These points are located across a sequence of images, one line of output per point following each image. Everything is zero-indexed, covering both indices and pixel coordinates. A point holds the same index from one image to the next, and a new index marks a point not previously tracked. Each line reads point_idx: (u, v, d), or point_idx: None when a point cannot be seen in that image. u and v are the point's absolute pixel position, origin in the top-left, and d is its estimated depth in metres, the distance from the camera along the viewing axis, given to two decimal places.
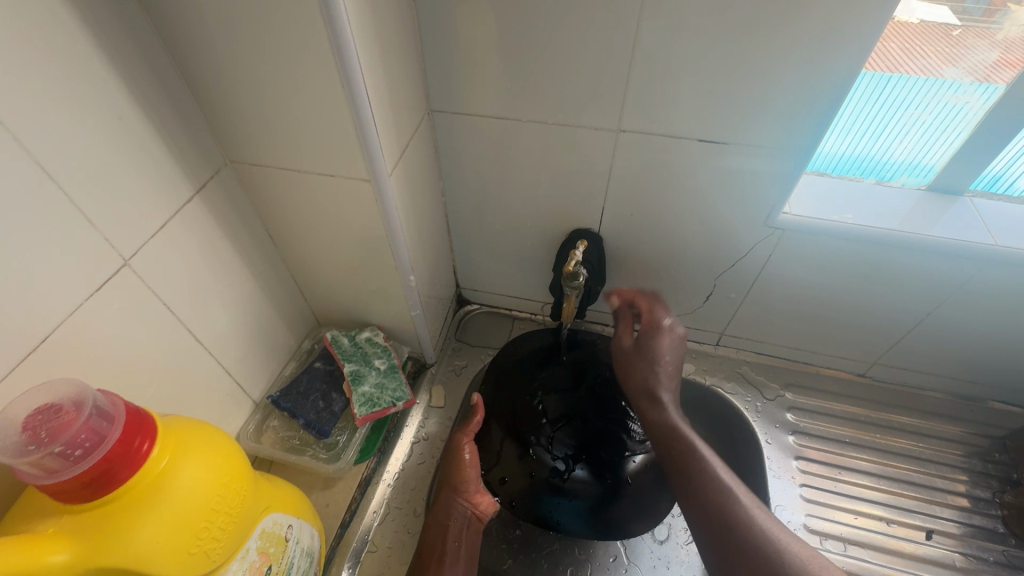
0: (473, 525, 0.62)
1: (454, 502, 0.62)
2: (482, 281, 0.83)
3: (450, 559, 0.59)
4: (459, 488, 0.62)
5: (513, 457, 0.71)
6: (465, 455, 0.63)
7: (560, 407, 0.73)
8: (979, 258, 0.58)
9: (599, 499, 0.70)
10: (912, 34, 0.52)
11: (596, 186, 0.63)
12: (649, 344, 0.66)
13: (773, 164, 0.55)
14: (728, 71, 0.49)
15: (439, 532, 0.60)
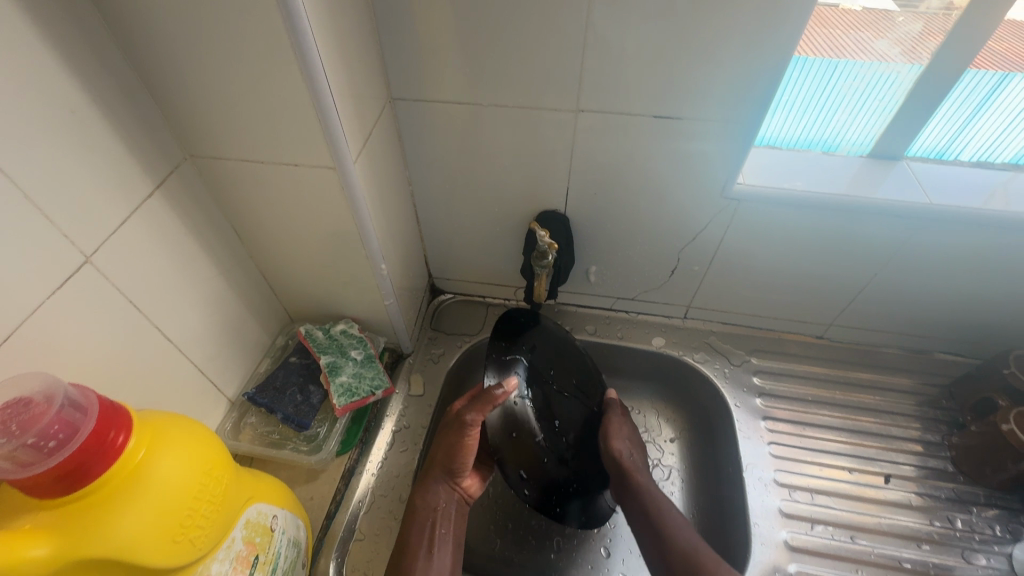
0: (460, 508, 0.63)
1: (447, 484, 0.62)
2: (454, 270, 0.84)
3: (439, 541, 0.59)
4: (455, 471, 0.62)
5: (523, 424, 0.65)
6: (473, 437, 0.61)
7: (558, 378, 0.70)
8: (917, 216, 0.62)
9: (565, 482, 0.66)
10: (856, 21, 0.57)
11: (559, 167, 0.64)
12: (625, 446, 0.66)
13: (727, 135, 0.58)
14: (678, 47, 0.51)
15: (431, 515, 0.59)
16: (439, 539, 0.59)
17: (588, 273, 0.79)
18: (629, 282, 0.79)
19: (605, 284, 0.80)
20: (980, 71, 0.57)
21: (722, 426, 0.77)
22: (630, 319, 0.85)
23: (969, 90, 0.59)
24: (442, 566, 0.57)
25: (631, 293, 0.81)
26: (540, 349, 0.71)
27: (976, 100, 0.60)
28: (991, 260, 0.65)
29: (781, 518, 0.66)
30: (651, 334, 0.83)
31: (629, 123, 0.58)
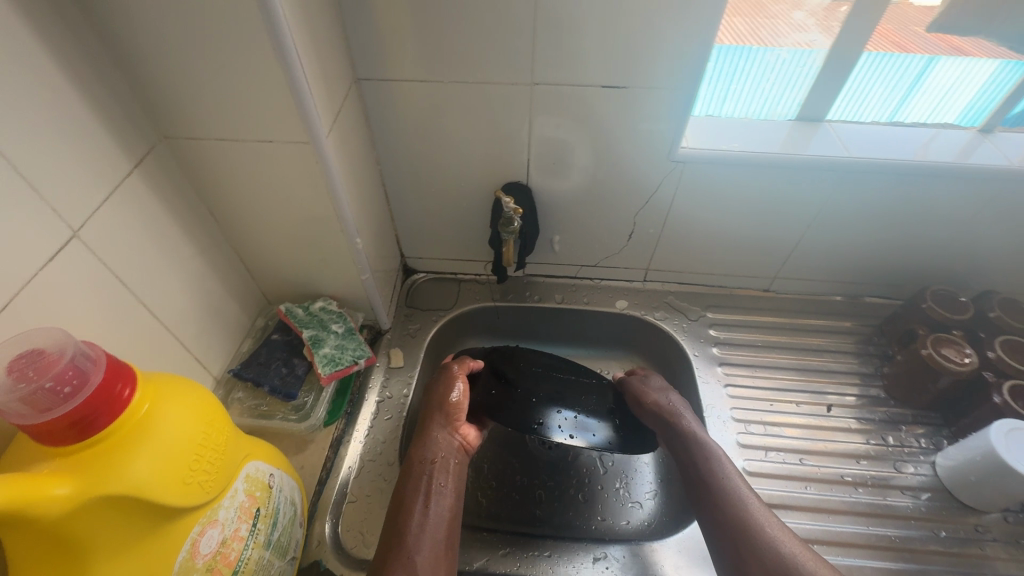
0: (461, 459, 0.63)
1: (442, 436, 0.64)
2: (425, 248, 0.88)
3: (437, 492, 0.59)
4: (446, 420, 0.65)
5: (499, 387, 0.69)
6: (455, 388, 0.68)
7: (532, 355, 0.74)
8: (840, 168, 0.69)
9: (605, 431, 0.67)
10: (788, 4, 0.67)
11: (521, 140, 0.69)
12: (661, 396, 0.69)
13: (672, 101, 0.63)
14: (621, 21, 0.56)
15: (427, 466, 0.60)
16: (437, 489, 0.59)
17: (553, 242, 0.84)
18: (592, 249, 0.85)
19: (570, 252, 0.86)
20: (874, 53, 0.67)
21: (684, 376, 0.83)
22: (595, 286, 0.90)
23: (869, 67, 0.69)
24: (440, 515, 0.56)
25: (595, 260, 0.87)
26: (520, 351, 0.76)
27: (877, 75, 0.70)
28: (905, 205, 0.74)
29: (739, 450, 0.73)
30: (615, 298, 0.89)
31: (583, 94, 0.63)
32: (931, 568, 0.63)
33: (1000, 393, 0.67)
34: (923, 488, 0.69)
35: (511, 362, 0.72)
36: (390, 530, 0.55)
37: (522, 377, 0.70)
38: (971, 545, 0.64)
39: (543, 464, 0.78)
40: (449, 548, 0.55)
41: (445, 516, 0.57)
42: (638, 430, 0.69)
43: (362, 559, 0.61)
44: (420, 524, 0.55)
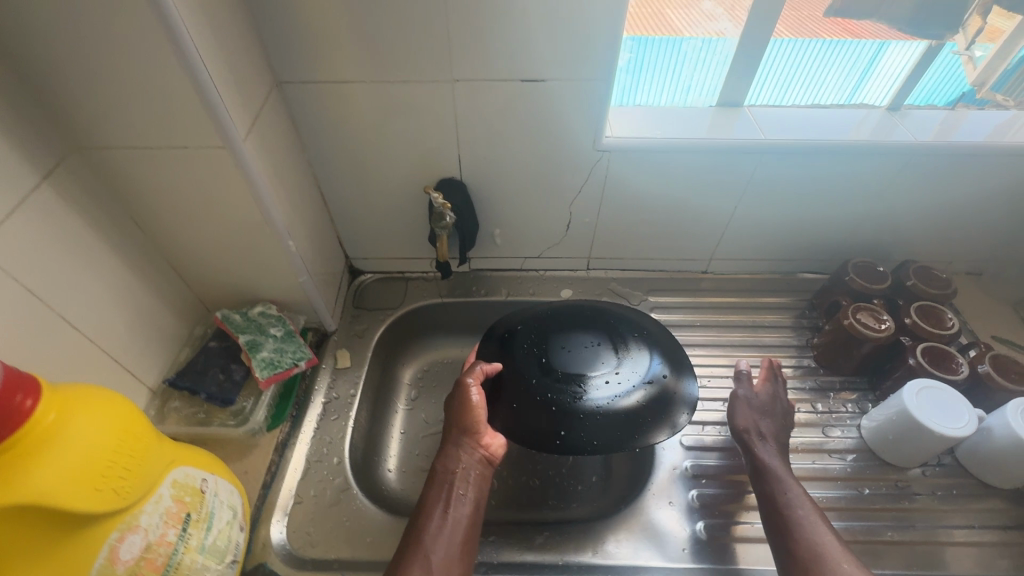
0: (482, 470, 0.65)
1: (465, 447, 0.66)
2: (369, 249, 0.88)
3: (457, 500, 0.61)
4: (469, 432, 0.66)
5: (520, 397, 0.67)
6: (473, 396, 0.67)
7: (559, 340, 0.72)
8: (757, 151, 0.72)
9: (635, 412, 0.65)
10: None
11: (449, 137, 0.70)
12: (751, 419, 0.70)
13: (591, 93, 0.65)
14: (531, 15, 0.58)
15: (449, 476, 0.63)
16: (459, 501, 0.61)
17: (494, 236, 0.86)
18: (533, 242, 0.87)
19: (511, 244, 0.87)
20: (783, 39, 0.70)
21: None
22: (540, 277, 0.92)
23: (780, 53, 0.72)
24: (458, 522, 0.59)
25: (537, 252, 0.89)
26: (546, 322, 0.75)
27: (788, 62, 0.74)
28: (822, 183, 0.78)
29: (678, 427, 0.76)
30: (559, 288, 0.91)
31: (504, 89, 0.65)
32: (857, 525, 0.66)
33: (914, 355, 0.71)
34: (850, 449, 0.73)
35: (531, 359, 0.70)
36: (410, 534, 0.58)
37: (543, 377, 0.68)
38: (893, 499, 0.68)
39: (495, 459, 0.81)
40: (464, 553, 0.57)
41: (463, 524, 0.59)
42: (673, 392, 0.68)
43: (308, 559, 0.61)
44: (439, 528, 0.58)
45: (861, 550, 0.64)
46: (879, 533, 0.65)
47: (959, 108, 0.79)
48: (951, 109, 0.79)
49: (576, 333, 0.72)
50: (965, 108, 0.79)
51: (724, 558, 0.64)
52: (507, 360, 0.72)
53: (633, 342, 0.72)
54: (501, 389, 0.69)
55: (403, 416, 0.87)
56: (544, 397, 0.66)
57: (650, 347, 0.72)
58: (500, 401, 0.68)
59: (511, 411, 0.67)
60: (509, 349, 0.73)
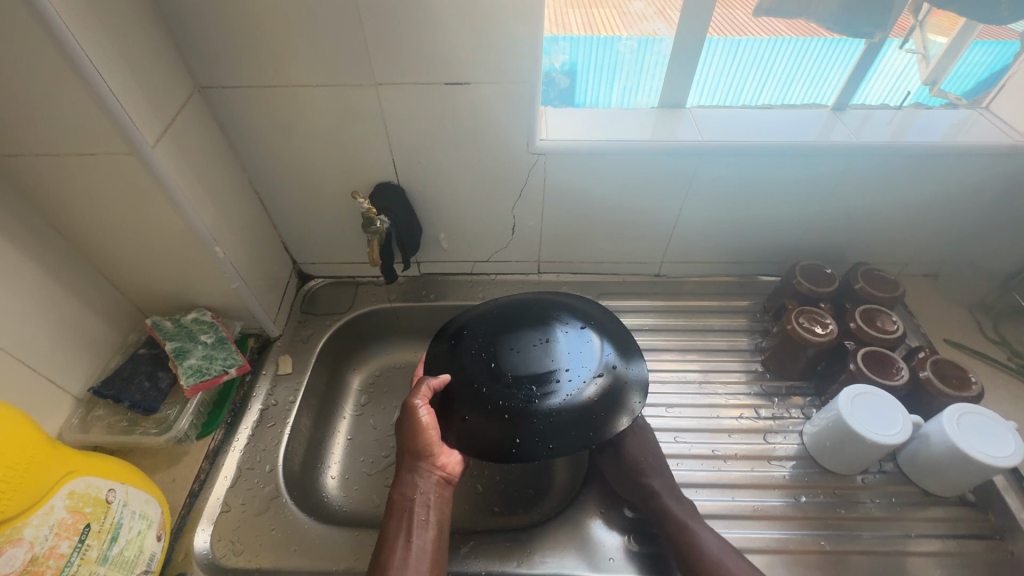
0: (441, 492, 0.63)
1: (421, 471, 0.63)
2: (316, 254, 0.88)
3: (420, 527, 0.59)
4: (422, 455, 0.63)
5: (471, 409, 0.62)
6: (425, 416, 0.63)
7: (507, 342, 0.67)
8: (695, 153, 0.71)
9: (592, 409, 0.61)
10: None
11: (381, 141, 0.70)
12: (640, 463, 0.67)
13: (517, 95, 0.64)
14: (449, 17, 0.57)
15: (406, 504, 0.61)
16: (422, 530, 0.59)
17: (439, 240, 0.85)
18: (479, 245, 0.86)
19: (458, 248, 0.87)
20: (718, 38, 0.69)
21: None
22: (491, 281, 0.92)
23: (717, 55, 0.71)
24: (424, 550, 0.57)
25: (485, 255, 0.88)
26: (491, 322, 0.70)
27: (728, 65, 0.73)
28: (766, 186, 0.76)
29: None
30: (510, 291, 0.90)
31: (429, 92, 0.64)
32: (792, 534, 0.65)
33: (854, 360, 0.70)
34: (791, 456, 0.72)
35: (480, 365, 0.65)
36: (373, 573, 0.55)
37: (493, 383, 0.63)
38: (831, 507, 0.67)
39: None
40: None
41: (428, 552, 0.57)
42: (624, 382, 0.64)
43: (229, 568, 0.61)
44: (403, 561, 0.56)
45: (794, 560, 0.63)
46: (814, 541, 0.64)
47: (911, 108, 0.77)
48: (896, 108, 0.77)
49: (524, 332, 0.68)
50: (910, 108, 0.77)
51: (648, 569, 0.62)
52: (456, 368, 0.66)
53: (582, 335, 0.67)
54: (452, 402, 0.64)
55: (349, 422, 0.86)
56: (496, 405, 0.61)
57: (598, 337, 0.67)
58: (452, 414, 0.63)
59: (464, 424, 0.62)
60: (456, 356, 0.68)
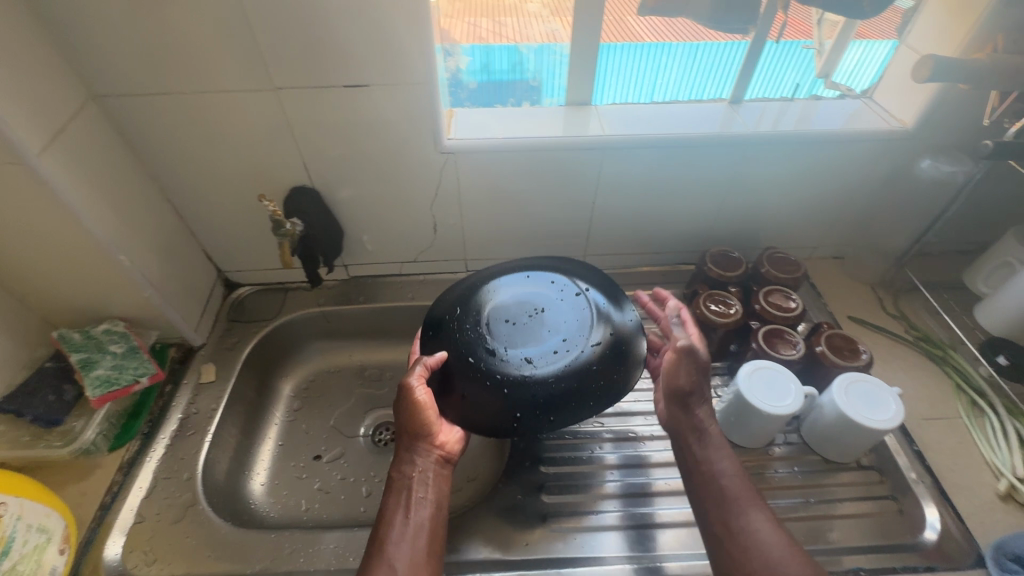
0: (440, 470, 0.61)
1: (419, 450, 0.60)
2: (241, 261, 0.88)
3: (418, 503, 0.57)
4: (421, 434, 0.61)
5: (470, 388, 0.60)
6: (421, 394, 0.61)
7: (501, 313, 0.64)
8: (598, 147, 0.74)
9: (593, 375, 0.60)
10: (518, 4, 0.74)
11: (289, 144, 0.71)
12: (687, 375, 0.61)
13: (417, 96, 0.66)
14: (341, 19, 0.59)
15: (405, 482, 0.58)
16: (420, 506, 0.56)
17: (364, 242, 0.86)
18: (404, 246, 0.87)
19: (384, 249, 0.88)
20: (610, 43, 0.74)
21: None
22: (420, 281, 0.93)
23: (613, 55, 0.76)
24: (422, 526, 0.55)
25: (411, 256, 0.90)
26: (484, 288, 0.68)
27: (625, 64, 0.77)
28: (672, 177, 0.79)
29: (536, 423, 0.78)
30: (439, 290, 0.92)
31: (329, 96, 0.66)
32: None
33: (755, 338, 0.73)
34: None
35: (476, 340, 0.63)
36: (370, 549, 0.54)
37: (491, 358, 0.61)
38: None
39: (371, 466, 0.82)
40: (432, 557, 0.54)
41: (426, 528, 0.55)
42: (626, 344, 0.63)
43: None
44: (400, 536, 0.54)
45: None
46: None
47: (810, 98, 0.80)
48: (789, 100, 0.80)
49: (520, 300, 0.65)
50: (802, 100, 0.80)
51: (629, 547, 0.64)
52: (451, 345, 0.64)
53: (579, 301, 0.65)
54: (450, 378, 0.62)
55: (280, 427, 0.86)
56: (497, 380, 0.60)
57: (599, 301, 0.65)
58: (451, 392, 0.61)
59: (465, 401, 0.60)
60: (450, 331, 0.65)
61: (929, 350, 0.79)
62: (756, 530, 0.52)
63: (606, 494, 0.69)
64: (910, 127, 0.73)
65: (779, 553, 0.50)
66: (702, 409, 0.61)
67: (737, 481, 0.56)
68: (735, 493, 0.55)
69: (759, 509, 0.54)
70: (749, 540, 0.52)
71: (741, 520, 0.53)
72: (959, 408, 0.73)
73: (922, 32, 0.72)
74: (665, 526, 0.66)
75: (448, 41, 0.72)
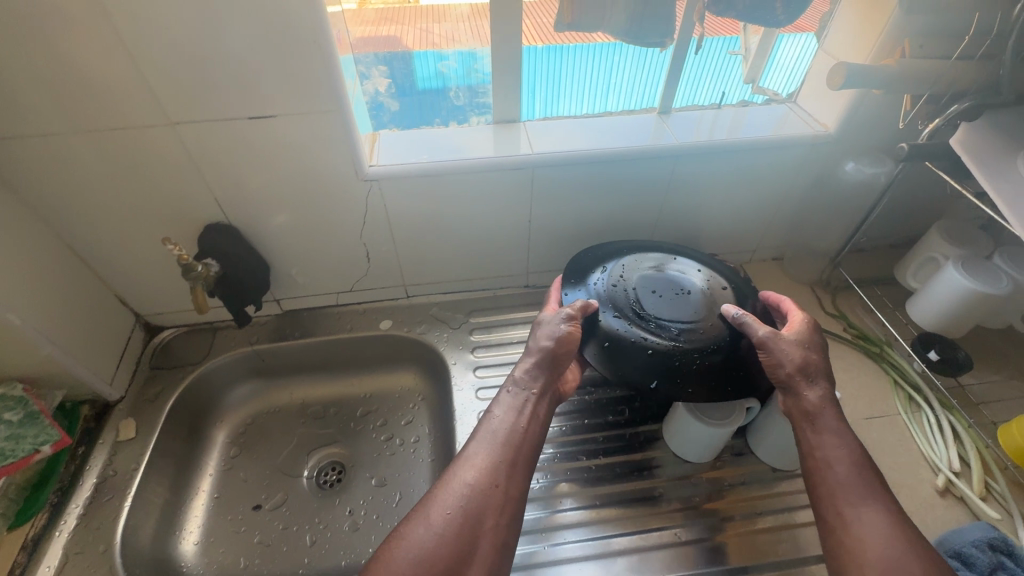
0: (552, 396, 0.66)
1: (548, 371, 0.65)
2: (161, 304, 0.82)
3: (529, 413, 0.63)
4: (557, 359, 0.65)
5: (614, 343, 0.66)
6: (567, 328, 0.66)
7: (649, 285, 0.71)
8: (527, 167, 0.72)
9: (728, 360, 0.65)
10: (436, 15, 0.70)
11: (198, 181, 0.66)
12: (789, 357, 0.62)
13: (331, 126, 0.63)
14: (232, 48, 0.55)
15: (526, 388, 0.64)
16: (527, 425, 0.62)
17: (294, 275, 0.82)
18: (337, 277, 0.84)
19: (316, 281, 0.84)
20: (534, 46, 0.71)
21: (443, 389, 0.85)
22: (359, 310, 0.90)
23: (539, 68, 0.73)
24: (526, 432, 0.62)
25: (347, 286, 0.86)
26: (625, 266, 0.75)
27: (549, 74, 0.75)
28: (606, 191, 0.78)
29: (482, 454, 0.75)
30: (379, 319, 0.89)
31: (235, 129, 0.61)
32: (654, 531, 0.66)
33: None
34: (654, 452, 0.74)
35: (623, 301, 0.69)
36: (479, 423, 0.63)
37: (636, 320, 0.67)
38: (691, 498, 0.69)
39: (315, 513, 0.78)
40: (526, 458, 0.61)
41: (528, 435, 0.62)
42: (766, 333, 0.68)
43: None
44: (504, 427, 0.62)
45: (655, 555, 0.64)
46: (671, 535, 0.66)
47: (738, 105, 0.80)
48: (717, 108, 0.80)
49: (665, 280, 0.73)
50: (730, 107, 0.80)
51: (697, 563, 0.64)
52: (600, 298, 0.70)
53: (722, 296, 0.71)
54: (590, 329, 0.68)
55: (214, 478, 0.80)
56: (641, 346, 0.65)
57: (740, 299, 0.71)
58: (598, 340, 0.67)
59: (608, 353, 0.66)
60: (596, 287, 0.71)
61: (865, 347, 0.80)
62: (868, 524, 0.53)
63: (654, 512, 0.68)
64: (832, 130, 0.74)
65: (892, 554, 0.50)
66: (810, 393, 0.60)
67: (849, 469, 0.56)
68: (848, 483, 0.56)
69: (872, 497, 0.54)
70: (861, 530, 0.53)
71: (853, 508, 0.54)
72: (896, 404, 0.74)
73: (838, 36, 0.72)
74: (638, 550, 0.65)
75: (363, 63, 0.70)
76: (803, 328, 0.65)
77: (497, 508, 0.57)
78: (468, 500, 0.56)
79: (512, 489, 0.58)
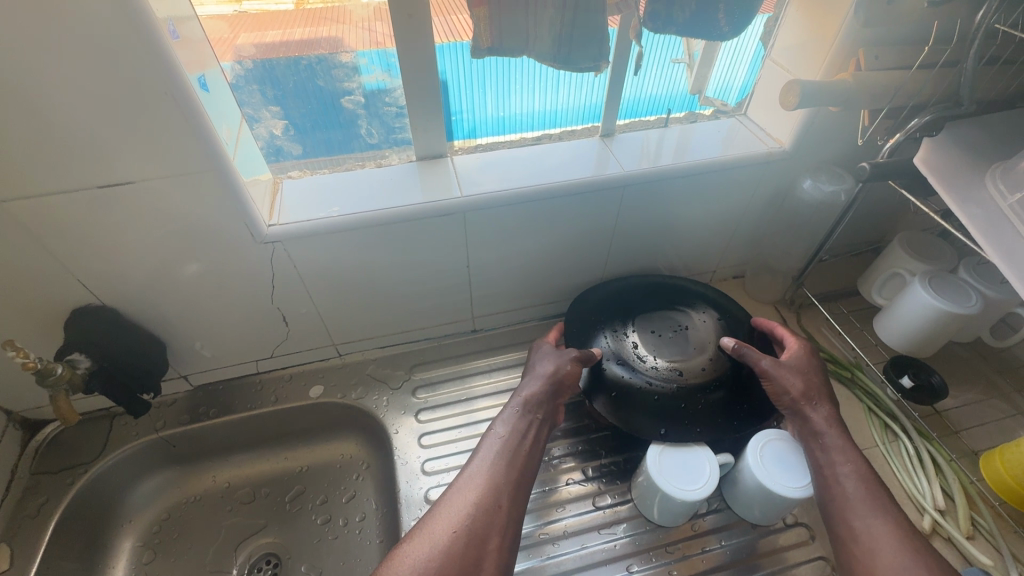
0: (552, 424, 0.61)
1: (551, 394, 0.61)
2: (38, 397, 0.69)
3: (531, 438, 0.58)
4: (560, 383, 0.62)
5: (620, 394, 0.64)
6: (568, 365, 0.63)
7: (647, 325, 0.69)
8: (456, 213, 0.63)
9: (733, 397, 0.63)
10: (337, 18, 0.56)
11: (52, 263, 0.54)
12: (789, 381, 0.59)
13: (211, 187, 0.52)
14: (53, 107, 0.43)
15: (529, 411, 0.59)
16: (531, 447, 0.58)
17: (198, 349, 0.70)
18: (253, 345, 0.73)
19: (228, 352, 0.73)
20: (449, 44, 0.59)
21: (386, 466, 0.76)
22: (285, 377, 0.79)
23: (462, 91, 0.64)
24: (527, 460, 0.57)
25: (267, 352, 0.75)
26: (625, 303, 0.72)
27: (476, 95, 0.65)
28: (551, 228, 0.70)
29: None
30: (310, 386, 0.78)
31: (87, 201, 0.50)
32: None
33: None
34: (624, 518, 0.66)
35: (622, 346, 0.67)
36: (478, 446, 0.58)
37: (637, 365, 0.65)
38: (667, 569, 0.62)
39: None
40: (524, 488, 0.55)
41: (529, 463, 0.57)
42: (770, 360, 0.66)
43: None
44: (504, 453, 0.56)
45: None
46: None
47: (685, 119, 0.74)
48: (663, 123, 0.73)
49: (661, 316, 0.70)
50: (678, 122, 0.73)
51: None
52: (599, 345, 0.67)
53: (720, 326, 0.69)
54: (595, 378, 0.65)
55: None
56: (645, 394, 0.63)
57: (737, 327, 0.69)
58: (602, 391, 0.64)
59: (612, 404, 0.64)
60: (594, 333, 0.69)
61: (836, 372, 0.75)
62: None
63: None
64: (787, 147, 0.68)
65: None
66: (815, 414, 0.57)
67: (858, 486, 0.52)
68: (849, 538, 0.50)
69: (878, 516, 0.50)
70: (871, 542, 0.48)
71: (862, 520, 0.50)
72: (873, 434, 0.69)
73: (787, 45, 0.65)
74: None
75: (249, 105, 0.59)
76: (802, 353, 0.62)
77: (502, 530, 0.51)
78: (472, 522, 0.50)
79: (516, 512, 0.53)
